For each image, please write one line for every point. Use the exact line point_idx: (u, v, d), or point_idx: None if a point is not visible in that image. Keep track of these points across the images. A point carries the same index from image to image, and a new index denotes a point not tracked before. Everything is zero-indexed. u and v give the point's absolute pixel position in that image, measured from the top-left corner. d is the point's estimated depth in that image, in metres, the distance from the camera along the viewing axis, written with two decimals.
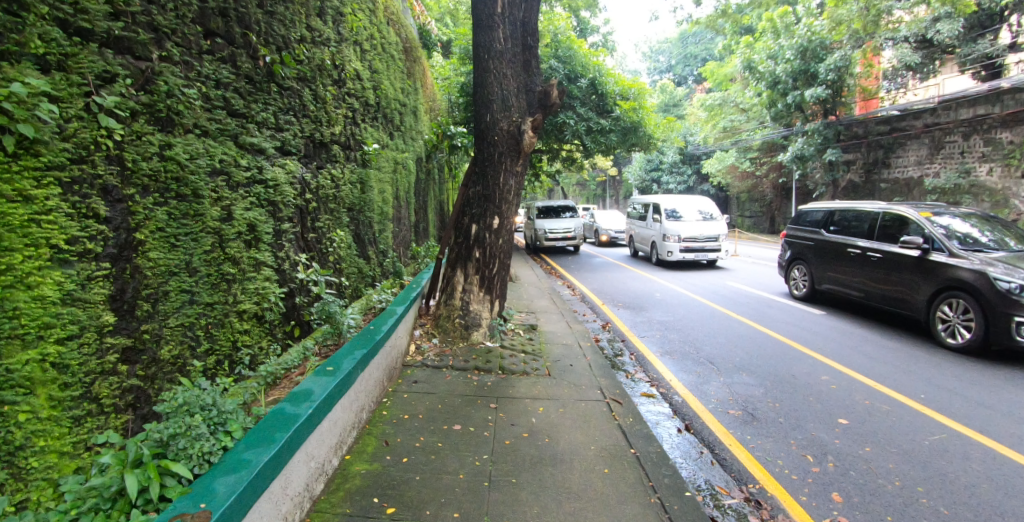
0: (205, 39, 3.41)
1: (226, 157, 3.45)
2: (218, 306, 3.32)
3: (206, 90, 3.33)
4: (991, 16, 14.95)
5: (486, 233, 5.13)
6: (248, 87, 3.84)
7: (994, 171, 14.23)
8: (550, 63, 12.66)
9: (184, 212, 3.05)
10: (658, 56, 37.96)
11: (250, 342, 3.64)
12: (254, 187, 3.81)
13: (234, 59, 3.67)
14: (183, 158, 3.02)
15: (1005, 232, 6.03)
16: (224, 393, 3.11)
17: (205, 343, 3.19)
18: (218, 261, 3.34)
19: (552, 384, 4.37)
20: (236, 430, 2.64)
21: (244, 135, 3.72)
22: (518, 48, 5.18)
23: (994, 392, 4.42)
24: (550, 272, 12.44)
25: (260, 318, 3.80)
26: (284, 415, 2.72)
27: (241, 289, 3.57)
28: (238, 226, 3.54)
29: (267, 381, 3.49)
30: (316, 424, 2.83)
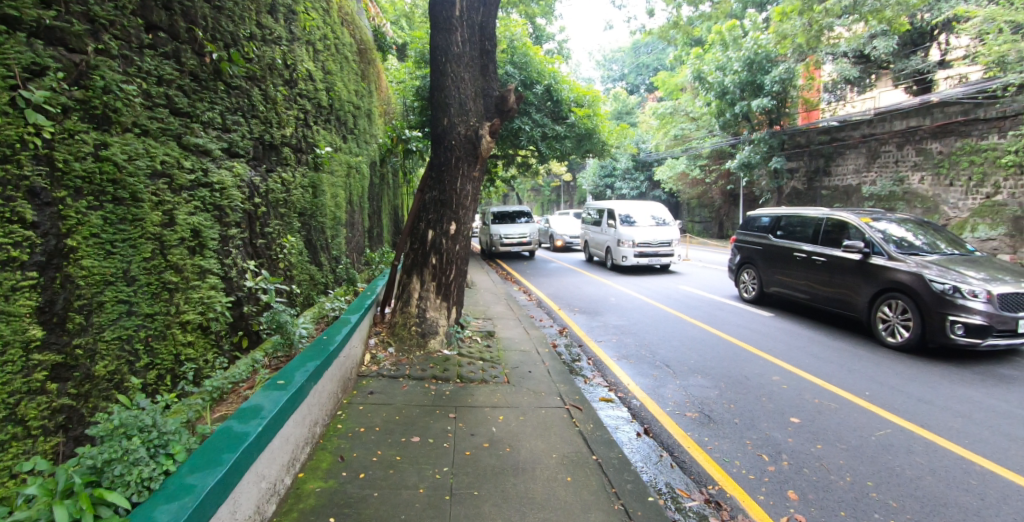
0: (146, 33, 3.18)
1: (167, 158, 3.22)
2: (159, 317, 3.09)
3: (147, 86, 3.11)
4: (922, 35, 16.12)
5: (442, 239, 5.03)
6: (193, 85, 3.61)
7: (925, 180, 15.36)
8: (507, 69, 12.68)
9: (121, 216, 2.82)
10: (611, 65, 38.88)
11: (195, 356, 3.41)
12: (199, 190, 3.57)
13: (178, 55, 3.45)
14: (120, 159, 2.79)
15: (936, 236, 6.46)
16: (164, 412, 2.89)
17: (145, 358, 2.96)
18: (159, 268, 3.11)
19: (511, 392, 4.31)
20: (178, 452, 2.43)
21: (188, 135, 3.50)
22: (477, 52, 5.13)
23: (930, 387, 4.70)
24: (507, 277, 12.40)
25: (204, 329, 3.57)
26: (232, 434, 2.54)
27: (184, 298, 3.33)
28: (181, 231, 3.31)
29: (212, 396, 3.29)
30: (266, 442, 2.66)
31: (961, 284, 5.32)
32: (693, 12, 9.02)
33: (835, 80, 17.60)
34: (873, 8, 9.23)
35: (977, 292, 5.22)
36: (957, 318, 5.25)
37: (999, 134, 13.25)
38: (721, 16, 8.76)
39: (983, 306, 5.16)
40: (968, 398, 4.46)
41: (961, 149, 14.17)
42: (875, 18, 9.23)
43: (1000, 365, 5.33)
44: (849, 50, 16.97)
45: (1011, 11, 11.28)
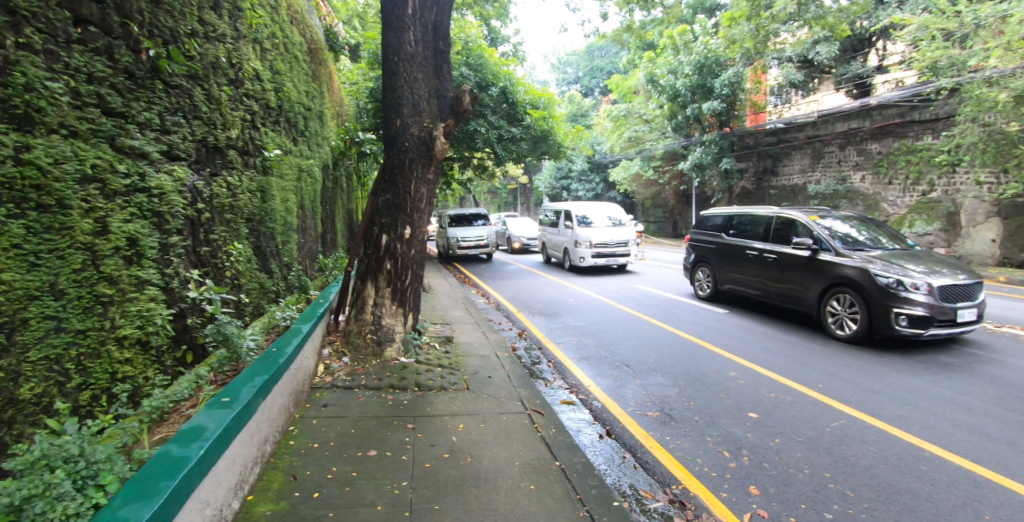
0: (74, 27, 2.93)
1: (99, 161, 2.96)
2: (92, 333, 2.82)
3: (76, 84, 2.86)
4: (861, 41, 17.10)
5: (396, 244, 4.87)
6: (128, 83, 3.34)
7: (866, 179, 16.25)
8: (461, 71, 12.58)
9: (47, 225, 2.57)
10: (565, 68, 39.31)
11: (133, 374, 3.14)
12: (135, 196, 3.29)
13: (111, 52, 3.19)
14: (44, 162, 2.56)
15: (878, 232, 6.79)
16: (96, 437, 2.64)
17: (77, 378, 2.71)
18: (91, 281, 2.84)
19: (471, 399, 4.20)
20: (110, 483, 2.20)
21: (122, 137, 3.23)
22: (429, 52, 5.00)
23: (877, 377, 4.92)
24: (465, 280, 12.26)
25: (144, 345, 3.28)
26: (170, 459, 2.32)
27: (120, 312, 3.06)
28: (115, 240, 3.03)
29: (151, 418, 3.03)
30: (209, 466, 2.45)
31: (904, 278, 5.59)
32: (645, 16, 9.16)
33: (781, 84, 18.41)
34: (816, 14, 9.64)
35: (918, 284, 5.50)
36: (901, 310, 5.52)
37: (933, 134, 14.19)
38: (673, 21, 8.95)
39: (924, 298, 5.44)
40: (911, 385, 4.69)
41: (898, 149, 15.08)
42: (818, 24, 9.65)
43: (939, 353, 5.65)
44: (794, 55, 17.72)
45: (943, 19, 12.06)
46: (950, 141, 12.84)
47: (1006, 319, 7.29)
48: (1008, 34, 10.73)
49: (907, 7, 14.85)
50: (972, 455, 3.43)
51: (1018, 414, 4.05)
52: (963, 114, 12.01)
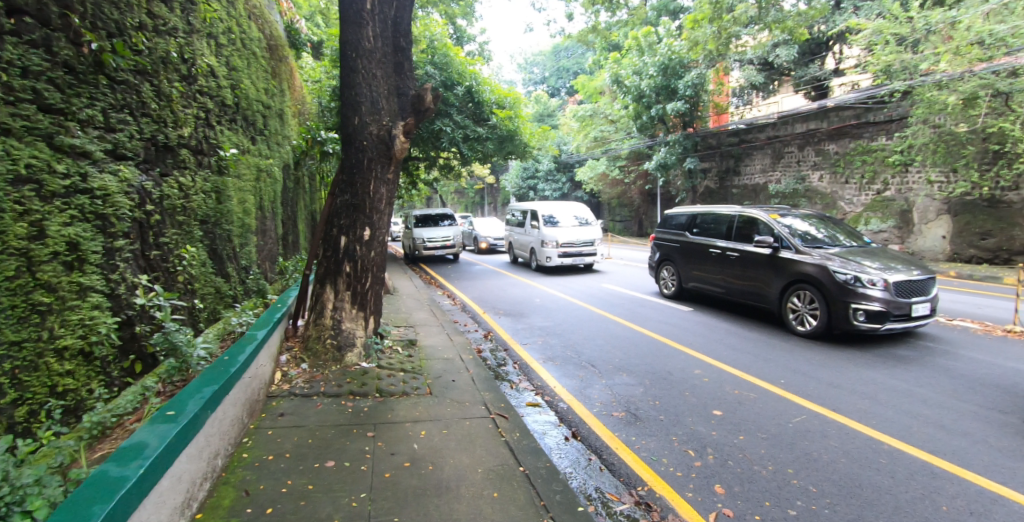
0: (7, 17, 2.79)
1: (34, 161, 2.82)
2: (29, 344, 2.68)
3: (8, 78, 2.74)
4: (819, 45, 17.70)
5: (355, 246, 4.70)
6: (68, 79, 3.16)
7: (824, 178, 16.80)
8: (426, 69, 12.41)
9: None
10: (532, 68, 39.40)
11: (74, 387, 2.95)
12: (76, 198, 3.11)
13: (49, 44, 3.03)
14: None
15: (836, 230, 6.97)
16: (27, 457, 2.45)
17: (12, 392, 2.56)
18: (26, 289, 2.69)
19: (434, 404, 4.07)
20: (38, 508, 2.01)
21: (62, 135, 3.06)
22: (389, 48, 4.85)
23: (837, 372, 5.03)
24: (431, 282, 12.06)
25: (87, 356, 3.09)
26: (105, 480, 2.14)
27: (60, 321, 2.89)
28: (53, 244, 2.87)
29: (92, 434, 2.80)
30: (150, 486, 2.27)
31: (860, 274, 5.74)
32: (611, 18, 9.20)
33: (742, 86, 18.90)
34: (776, 18, 9.87)
35: (875, 281, 5.66)
36: (859, 306, 5.67)
37: (887, 135, 14.74)
38: (638, 23, 9.02)
39: (881, 294, 5.60)
40: (870, 379, 4.81)
41: (854, 150, 15.65)
42: (777, 27, 9.88)
43: (895, 347, 5.83)
44: (755, 57, 18.19)
45: (896, 25, 12.58)
46: (904, 142, 13.51)
47: (953, 312, 7.62)
48: (957, 39, 11.33)
49: (862, 13, 15.44)
50: (929, 446, 3.51)
51: (971, 406, 4.18)
52: (916, 115, 12.57)
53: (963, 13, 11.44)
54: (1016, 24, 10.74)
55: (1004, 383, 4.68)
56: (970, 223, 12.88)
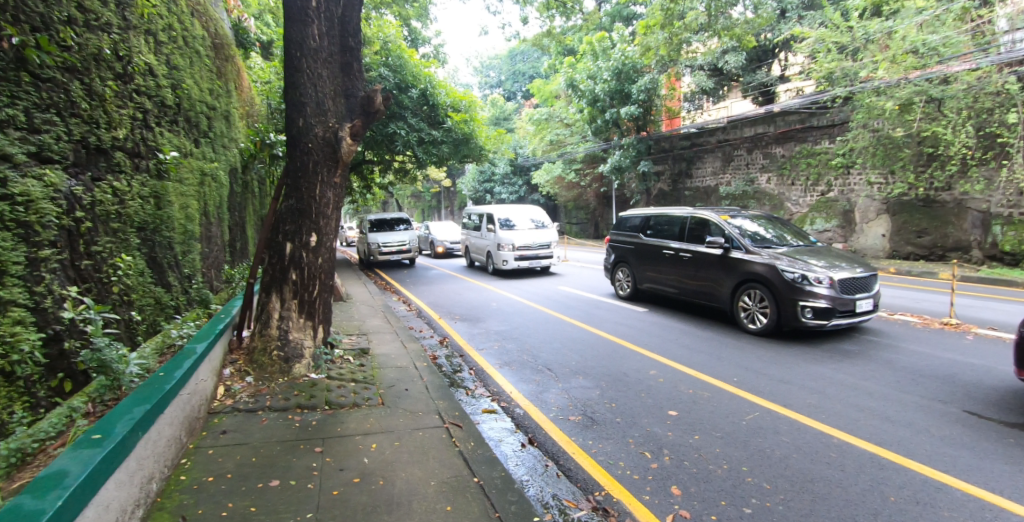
0: None
1: None
2: None
3: None
4: (765, 52, 18.44)
5: (302, 252, 4.49)
6: None
7: (771, 180, 17.48)
8: (379, 71, 12.15)
9: None
10: (488, 71, 39.37)
11: None
12: None
13: None
14: None
15: (783, 230, 7.20)
16: None
17: None
18: None
19: (386, 415, 3.92)
20: None
21: None
22: (336, 47, 4.68)
23: (787, 368, 5.17)
24: (386, 287, 11.79)
25: (8, 376, 2.83)
26: (17, 515, 1.90)
27: None
28: None
29: (9, 462, 2.56)
30: (72, 518, 2.05)
31: (807, 273, 5.93)
32: (566, 23, 9.20)
33: (693, 91, 19.47)
34: (725, 25, 10.16)
35: (821, 279, 5.86)
36: (806, 303, 5.86)
37: (829, 139, 15.47)
38: (592, 28, 9.10)
39: (827, 291, 5.80)
40: (818, 374, 4.95)
41: (799, 153, 16.35)
42: (726, 34, 10.16)
43: (840, 342, 6.05)
44: (705, 63, 18.71)
45: (837, 34, 13.23)
46: (845, 145, 14.26)
47: (892, 307, 8.02)
48: (894, 48, 12.10)
49: (805, 22, 16.19)
50: (876, 438, 3.63)
51: (914, 397, 4.36)
52: (856, 120, 13.27)
53: (899, 24, 12.20)
54: (946, 34, 11.47)
55: (941, 374, 4.92)
56: (908, 222, 13.67)
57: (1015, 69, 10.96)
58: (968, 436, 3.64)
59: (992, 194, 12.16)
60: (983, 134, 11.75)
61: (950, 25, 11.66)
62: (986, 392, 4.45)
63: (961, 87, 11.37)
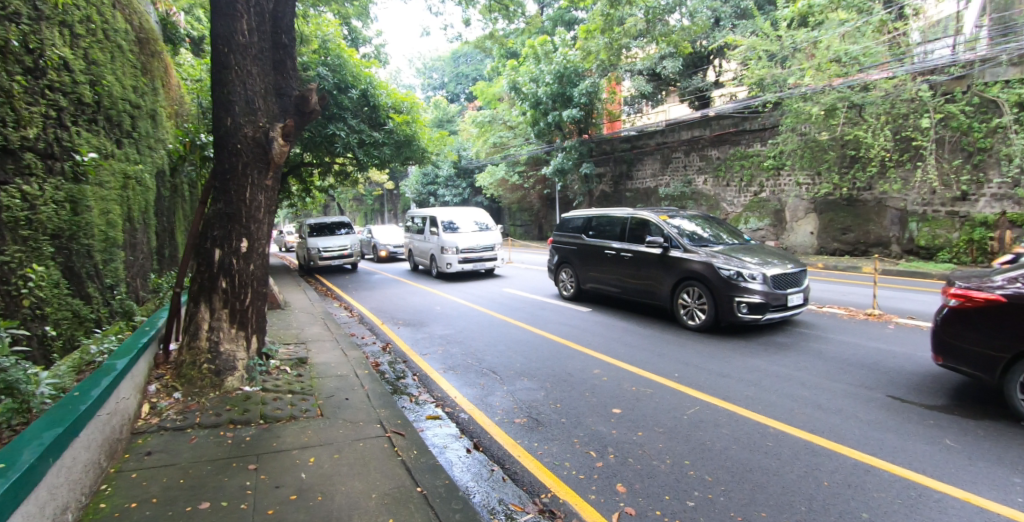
0: None
1: None
2: None
3: None
4: (700, 59, 19.22)
5: (231, 259, 4.24)
6: None
7: (707, 182, 18.21)
8: (318, 70, 11.75)
9: None
10: (431, 73, 38.96)
11: None
12: None
13: None
14: None
15: (719, 229, 7.49)
16: None
17: None
18: None
19: (325, 426, 3.76)
20: None
21: None
22: (266, 44, 4.47)
23: (725, 362, 5.35)
24: (327, 294, 11.40)
25: None
26: None
27: None
28: None
29: None
30: None
31: (741, 270, 6.18)
32: (508, 26, 9.15)
33: (633, 95, 19.99)
34: (662, 31, 10.47)
35: (755, 275, 6.12)
36: (741, 299, 6.11)
37: (761, 142, 16.27)
38: (534, 31, 9.13)
39: (760, 287, 6.07)
40: (754, 367, 5.16)
41: (733, 155, 17.13)
42: (664, 40, 10.48)
43: (774, 335, 6.36)
44: (644, 68, 19.28)
45: (768, 42, 14.03)
46: (776, 148, 15.10)
47: (821, 300, 8.51)
48: (819, 57, 12.86)
49: (737, 31, 17.01)
50: (809, 426, 3.80)
51: (841, 385, 4.61)
52: (786, 125, 14.08)
53: (823, 34, 13.04)
54: (866, 45, 12.36)
55: (866, 362, 5.24)
56: (834, 220, 14.55)
57: (927, 78, 11.92)
58: (891, 420, 3.89)
59: (908, 194, 13.13)
60: (900, 138, 12.69)
61: (870, 36, 12.67)
62: (906, 377, 4.77)
63: (880, 94, 12.22)
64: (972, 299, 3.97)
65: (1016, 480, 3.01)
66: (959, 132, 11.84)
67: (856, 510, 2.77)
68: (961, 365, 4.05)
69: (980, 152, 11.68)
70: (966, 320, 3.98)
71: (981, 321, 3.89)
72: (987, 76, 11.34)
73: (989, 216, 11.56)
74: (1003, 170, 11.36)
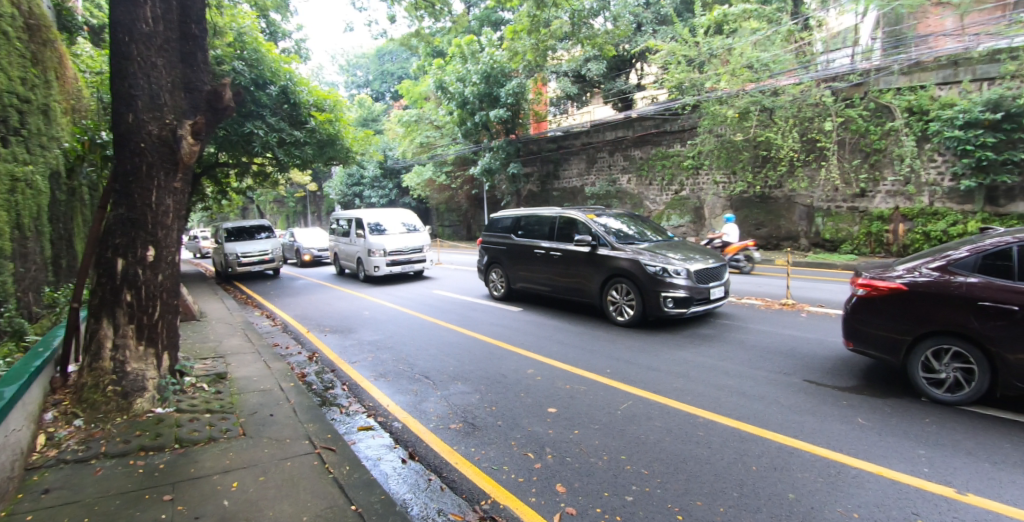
0: None
1: None
2: None
3: None
4: (623, 62, 19.92)
5: (136, 269, 3.88)
6: None
7: (631, 181, 18.89)
8: (233, 65, 11.06)
9: None
10: (355, 70, 37.78)
11: None
12: None
13: None
14: None
15: (643, 226, 7.76)
16: None
17: None
18: None
19: (248, 446, 3.52)
20: None
21: None
22: (173, 33, 4.11)
23: (655, 355, 5.54)
24: (247, 302, 10.75)
25: None
26: None
27: None
28: None
29: None
30: None
31: (666, 266, 6.42)
32: (435, 25, 9.00)
33: (558, 96, 20.41)
34: (587, 34, 10.74)
35: (678, 271, 6.38)
36: (667, 294, 6.35)
37: (680, 144, 17.19)
38: (461, 31, 9.04)
39: (684, 282, 6.33)
40: (679, 359, 5.37)
41: (655, 155, 17.88)
42: (589, 43, 10.72)
43: (698, 327, 6.67)
44: (569, 70, 19.75)
45: (686, 47, 14.74)
46: (695, 149, 15.93)
47: (740, 292, 9.03)
48: (734, 63, 13.70)
49: (658, 36, 17.79)
50: (734, 413, 4.00)
51: (760, 373, 4.90)
52: (703, 126, 14.87)
53: (737, 42, 14.00)
54: (775, 53, 13.43)
55: (782, 349, 5.59)
56: (748, 216, 15.50)
57: (829, 85, 13.00)
58: (806, 403, 4.17)
59: (814, 191, 14.22)
60: (806, 139, 13.71)
61: (779, 45, 13.67)
62: (815, 362, 5.15)
63: (788, 98, 13.17)
64: (877, 288, 4.32)
65: (921, 451, 3.31)
66: (857, 134, 12.95)
67: (784, 491, 2.93)
68: (868, 349, 4.39)
69: (876, 153, 12.86)
70: (873, 307, 4.33)
71: (886, 308, 4.25)
72: (881, 84, 12.56)
73: (885, 211, 12.80)
74: (895, 169, 12.58)
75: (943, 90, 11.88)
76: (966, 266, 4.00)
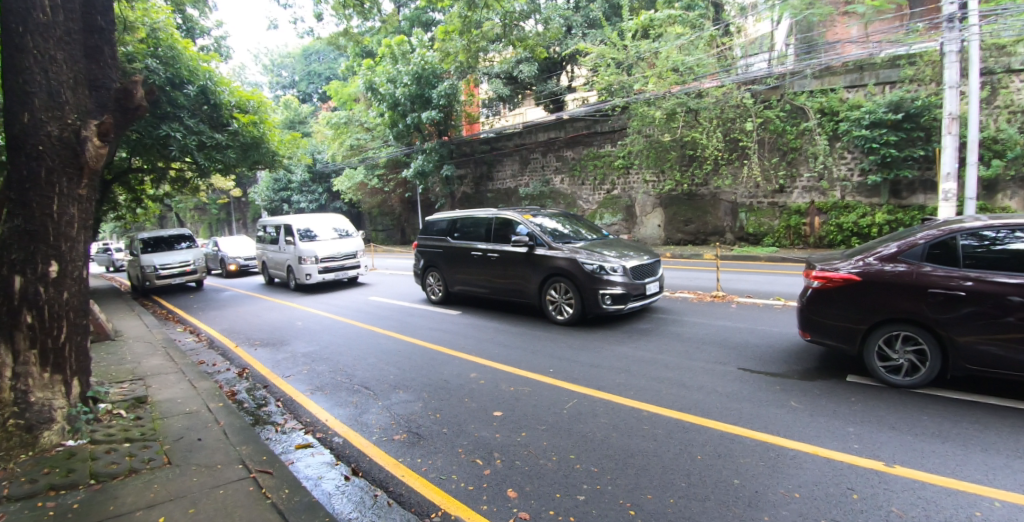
0: None
1: None
2: None
3: None
4: (554, 64, 20.24)
5: (38, 287, 3.46)
6: None
7: (564, 181, 19.21)
8: (145, 62, 10.22)
9: None
10: (280, 70, 36.14)
11: None
12: None
13: None
14: None
15: (578, 225, 7.88)
16: None
17: None
18: None
19: (175, 476, 3.22)
20: None
21: None
22: (76, 23, 3.69)
23: (598, 352, 5.64)
24: (167, 318, 9.97)
25: None
26: None
27: None
28: None
29: None
30: None
31: (603, 264, 6.56)
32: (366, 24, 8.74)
33: (490, 98, 20.47)
34: (519, 36, 10.79)
35: (615, 268, 6.52)
36: (604, 291, 6.48)
37: (611, 144, 17.69)
38: (391, 31, 8.83)
39: (620, 278, 6.48)
40: (621, 355, 5.49)
41: (586, 155, 18.30)
42: (521, 45, 10.77)
43: (636, 322, 6.86)
44: (501, 72, 19.86)
45: (614, 51, 15.19)
46: (625, 149, 16.47)
47: (674, 286, 9.40)
48: (660, 66, 14.25)
49: (587, 39, 18.24)
50: (677, 405, 4.13)
51: (697, 363, 5.10)
52: (633, 127, 15.39)
53: (662, 46, 14.43)
54: (698, 57, 14.00)
55: (718, 340, 5.85)
56: (676, 213, 16.16)
57: (748, 88, 13.83)
58: (742, 390, 4.37)
59: (737, 189, 15.07)
60: (729, 139, 14.48)
61: (702, 49, 14.33)
62: (746, 351, 5.42)
63: (711, 101, 13.90)
64: (832, 280, 4.60)
65: (850, 429, 3.56)
66: (776, 134, 13.87)
67: (729, 478, 3.04)
68: (825, 338, 4.68)
69: (793, 151, 13.84)
70: (828, 299, 4.61)
71: (841, 298, 4.54)
72: (796, 87, 13.53)
73: (802, 205, 13.80)
74: (810, 166, 13.59)
75: (851, 92, 13.02)
76: (914, 256, 4.32)
